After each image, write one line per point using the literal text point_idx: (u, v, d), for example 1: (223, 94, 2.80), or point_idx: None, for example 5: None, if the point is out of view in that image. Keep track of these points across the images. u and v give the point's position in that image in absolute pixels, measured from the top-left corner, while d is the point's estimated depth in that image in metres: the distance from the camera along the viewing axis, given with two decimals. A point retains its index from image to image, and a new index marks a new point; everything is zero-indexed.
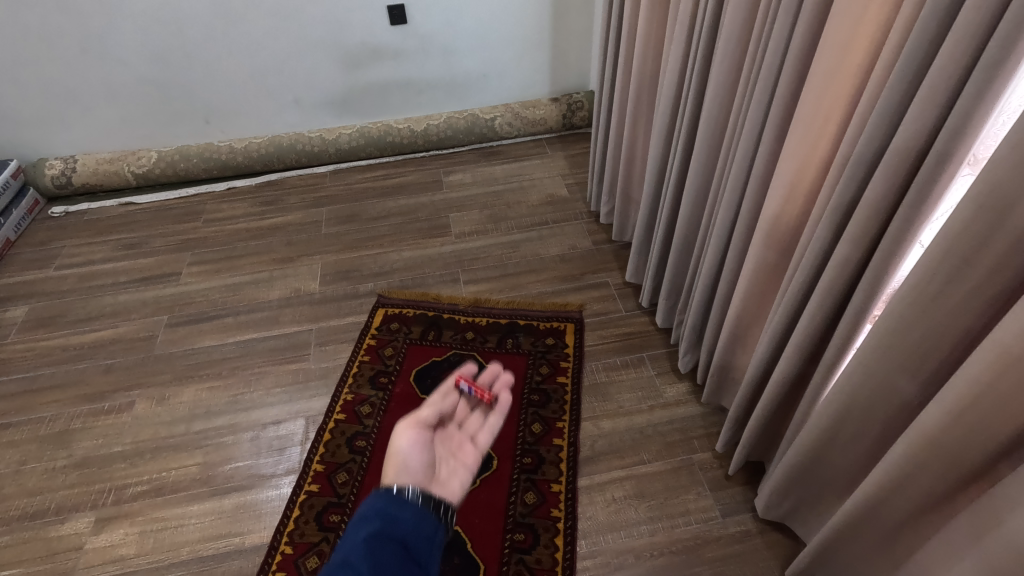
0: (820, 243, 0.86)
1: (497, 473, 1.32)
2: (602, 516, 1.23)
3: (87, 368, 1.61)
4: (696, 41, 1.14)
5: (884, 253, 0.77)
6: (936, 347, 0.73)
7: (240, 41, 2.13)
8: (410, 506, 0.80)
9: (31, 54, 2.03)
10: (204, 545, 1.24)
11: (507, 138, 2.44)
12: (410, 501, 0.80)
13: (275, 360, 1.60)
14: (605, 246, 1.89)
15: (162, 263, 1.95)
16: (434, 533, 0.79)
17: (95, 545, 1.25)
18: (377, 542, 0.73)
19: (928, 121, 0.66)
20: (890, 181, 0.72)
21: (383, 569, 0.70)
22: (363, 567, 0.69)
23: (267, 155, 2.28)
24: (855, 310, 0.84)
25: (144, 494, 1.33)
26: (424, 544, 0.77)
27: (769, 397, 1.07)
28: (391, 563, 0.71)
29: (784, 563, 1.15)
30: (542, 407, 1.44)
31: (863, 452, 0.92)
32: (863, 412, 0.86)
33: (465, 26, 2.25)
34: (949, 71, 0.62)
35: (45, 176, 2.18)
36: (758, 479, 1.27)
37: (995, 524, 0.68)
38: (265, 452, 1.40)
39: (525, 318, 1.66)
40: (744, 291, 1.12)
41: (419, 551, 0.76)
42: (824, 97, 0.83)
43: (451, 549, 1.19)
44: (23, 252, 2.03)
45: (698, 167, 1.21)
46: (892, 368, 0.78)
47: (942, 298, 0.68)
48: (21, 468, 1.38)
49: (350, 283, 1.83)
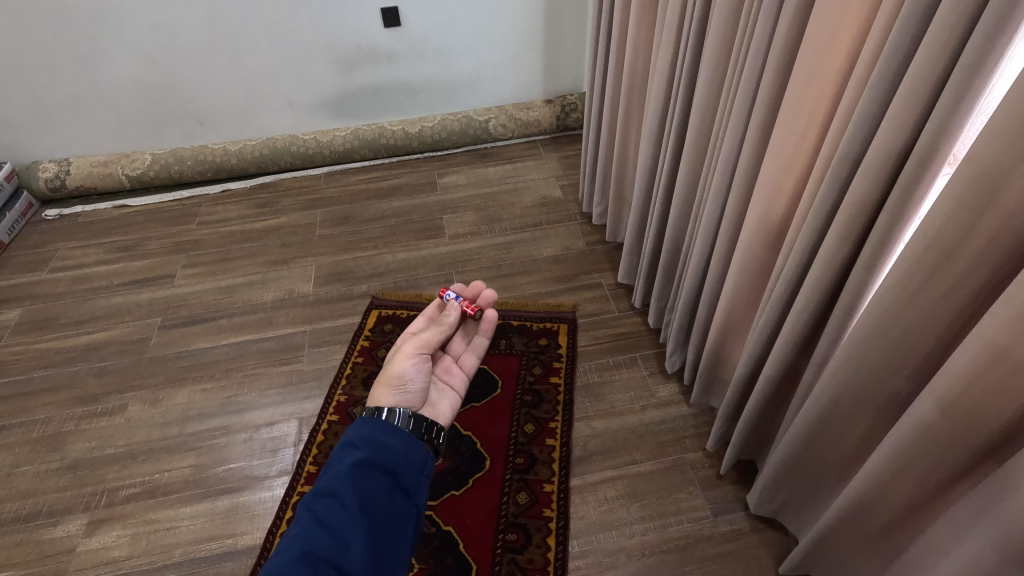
0: (806, 243, 0.87)
1: (489, 473, 1.32)
2: (594, 515, 1.24)
3: (80, 370, 1.61)
4: (684, 43, 1.15)
5: (869, 251, 0.78)
6: (920, 343, 0.73)
7: (233, 44, 2.13)
8: (399, 435, 0.80)
9: (25, 56, 2.03)
10: (197, 547, 1.24)
11: (502, 139, 2.45)
12: (398, 431, 0.81)
13: (269, 362, 1.61)
14: (598, 247, 1.89)
15: (156, 265, 1.95)
16: (424, 461, 0.81)
17: (87, 547, 1.25)
18: (362, 472, 0.74)
19: (909, 121, 0.67)
20: (873, 181, 0.73)
21: (366, 500, 0.72)
22: (346, 499, 0.71)
23: (262, 158, 2.29)
24: (841, 308, 0.85)
25: (137, 496, 1.33)
26: (412, 472, 0.78)
27: (758, 395, 1.07)
28: (376, 493, 0.73)
29: (775, 561, 1.16)
30: (535, 407, 1.45)
31: (851, 448, 0.93)
32: (850, 408, 0.87)
33: (459, 28, 2.25)
34: (927, 72, 0.63)
35: (39, 179, 2.18)
36: (750, 477, 1.28)
37: (976, 520, 0.69)
38: (258, 454, 1.40)
39: (518, 319, 1.67)
40: (732, 290, 1.12)
41: (407, 479, 0.77)
42: (806, 99, 0.84)
43: (444, 549, 1.19)
44: (17, 254, 2.03)
45: (686, 168, 1.22)
46: (877, 364, 0.79)
47: (924, 295, 0.69)
48: (13, 471, 1.38)
49: (344, 285, 1.83)
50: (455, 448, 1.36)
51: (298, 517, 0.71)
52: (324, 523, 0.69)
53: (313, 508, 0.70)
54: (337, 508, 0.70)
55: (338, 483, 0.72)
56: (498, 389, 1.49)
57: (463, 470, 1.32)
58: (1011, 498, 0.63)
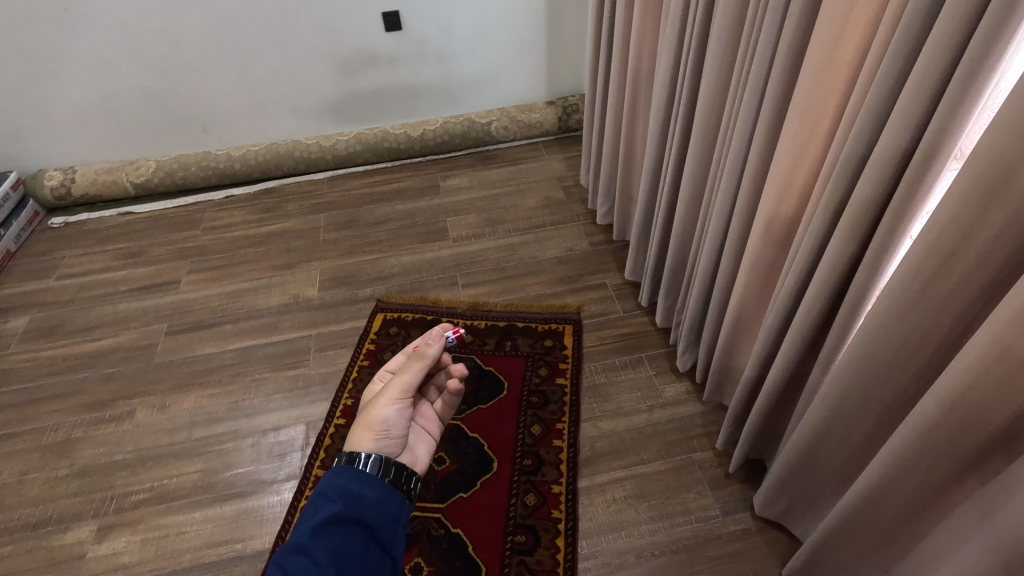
0: (813, 240, 0.86)
1: (497, 475, 1.32)
2: (603, 516, 1.24)
3: (88, 377, 1.62)
4: (688, 43, 1.16)
5: (876, 247, 0.77)
6: (927, 342, 0.73)
7: (234, 50, 2.14)
8: (373, 485, 0.84)
9: (29, 66, 2.04)
10: (206, 552, 1.24)
11: (504, 141, 2.45)
12: (374, 481, 0.85)
13: (275, 366, 1.61)
14: (602, 247, 1.89)
15: (161, 272, 1.96)
16: (400, 510, 0.85)
17: (98, 553, 1.25)
18: (336, 528, 0.78)
19: (916, 117, 0.66)
20: (882, 176, 0.72)
21: (340, 558, 0.76)
22: (319, 556, 0.75)
23: (265, 163, 2.29)
24: (849, 307, 0.84)
25: (146, 502, 1.33)
26: (388, 523, 0.82)
27: (766, 396, 1.07)
28: (349, 546, 0.77)
29: (785, 561, 1.15)
30: (541, 408, 1.44)
31: (856, 449, 0.92)
32: (856, 409, 0.86)
33: (460, 31, 2.26)
34: (934, 65, 0.62)
35: (45, 188, 2.20)
36: (758, 477, 1.27)
37: (986, 519, 0.68)
38: (266, 458, 1.40)
39: (522, 320, 1.67)
40: (742, 287, 1.12)
41: (382, 532, 0.81)
42: (815, 94, 0.83)
43: (453, 551, 1.20)
44: (24, 262, 2.04)
45: (691, 167, 1.22)
46: (881, 365, 0.78)
47: (932, 292, 0.69)
48: (23, 477, 1.39)
49: (349, 288, 1.84)
50: (461, 450, 1.36)
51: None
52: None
53: (285, 567, 0.73)
54: (310, 566, 0.73)
55: (310, 542, 0.75)
56: (504, 391, 1.49)
57: (470, 472, 1.32)
58: (1021, 496, 0.62)
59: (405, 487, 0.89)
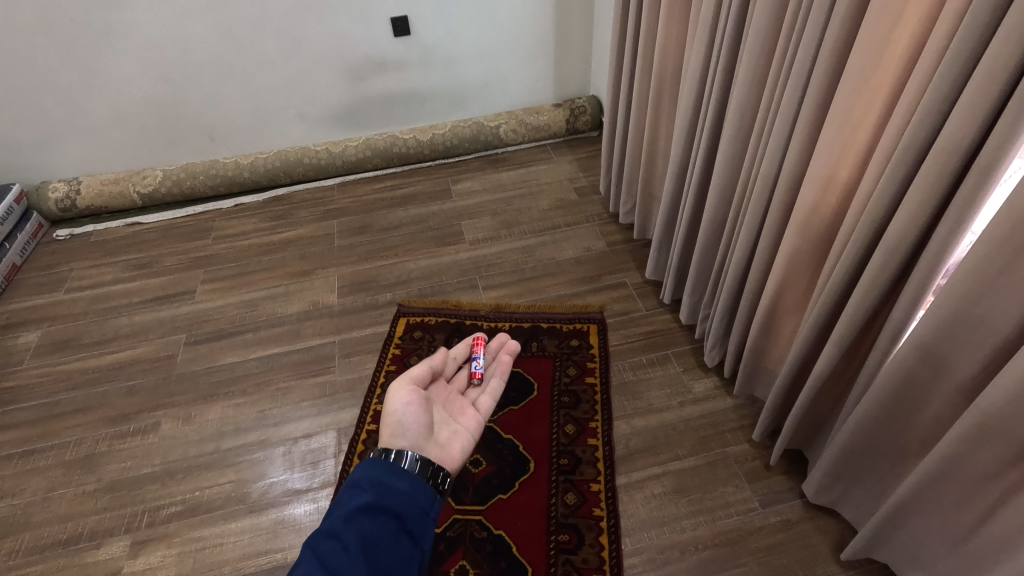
0: (865, 229, 0.89)
1: (535, 475, 1.32)
2: (644, 512, 1.24)
3: (109, 391, 1.59)
4: (720, 43, 1.19)
5: (940, 235, 0.79)
6: (999, 324, 0.74)
7: (244, 56, 2.13)
8: (405, 477, 0.84)
9: (34, 76, 2.01)
10: (245, 563, 1.23)
11: (513, 144, 2.46)
12: (405, 473, 0.85)
13: (300, 373, 1.60)
14: (620, 247, 1.91)
15: (175, 282, 1.93)
16: (431, 504, 0.84)
17: (134, 568, 1.23)
18: (367, 517, 0.78)
19: (985, 106, 0.69)
20: (947, 165, 0.75)
21: (370, 545, 0.75)
22: (351, 542, 0.74)
23: (274, 170, 2.27)
24: (909, 296, 0.86)
25: (179, 514, 1.31)
26: (418, 515, 0.81)
27: (811, 387, 1.09)
28: (379, 534, 0.77)
29: (829, 550, 1.17)
30: (573, 408, 1.45)
31: (917, 436, 0.94)
32: (921, 392, 0.89)
33: (469, 35, 2.27)
34: (1007, 56, 0.65)
35: (49, 200, 2.15)
36: (798, 468, 1.29)
37: None
38: (299, 466, 1.39)
39: (547, 321, 1.67)
40: (782, 279, 1.15)
41: (412, 523, 0.81)
42: (864, 88, 0.87)
43: (497, 553, 1.19)
44: (31, 276, 2.00)
45: (722, 164, 1.25)
46: (950, 347, 0.81)
47: (1008, 274, 0.71)
48: (49, 494, 1.36)
49: (368, 294, 1.83)
50: (497, 452, 1.36)
51: (302, 556, 0.73)
52: (327, 564, 0.71)
53: (318, 550, 0.73)
54: (341, 551, 0.73)
55: (342, 528, 0.75)
56: (535, 391, 1.49)
57: (508, 474, 1.32)
58: None
59: (436, 482, 0.89)
